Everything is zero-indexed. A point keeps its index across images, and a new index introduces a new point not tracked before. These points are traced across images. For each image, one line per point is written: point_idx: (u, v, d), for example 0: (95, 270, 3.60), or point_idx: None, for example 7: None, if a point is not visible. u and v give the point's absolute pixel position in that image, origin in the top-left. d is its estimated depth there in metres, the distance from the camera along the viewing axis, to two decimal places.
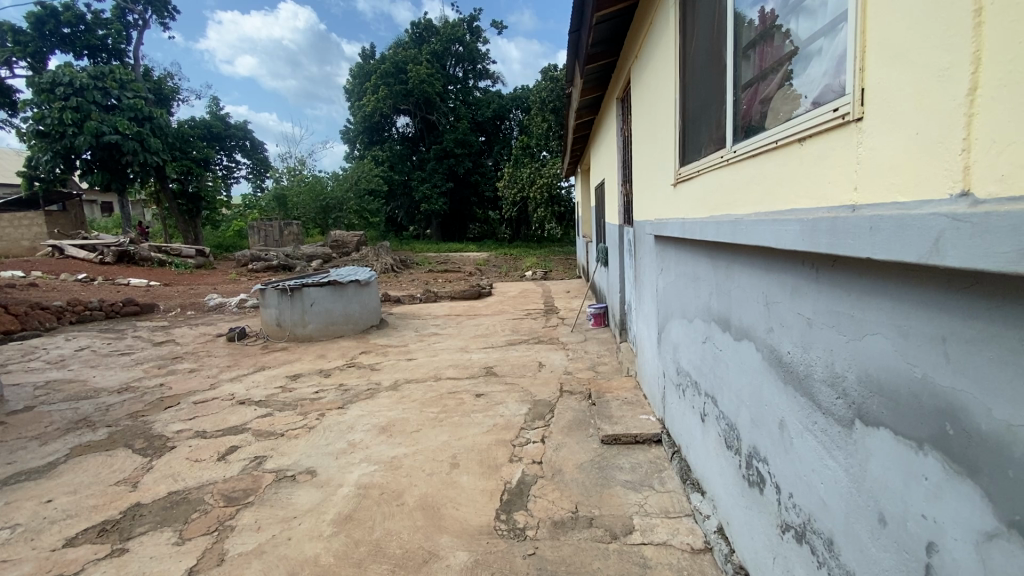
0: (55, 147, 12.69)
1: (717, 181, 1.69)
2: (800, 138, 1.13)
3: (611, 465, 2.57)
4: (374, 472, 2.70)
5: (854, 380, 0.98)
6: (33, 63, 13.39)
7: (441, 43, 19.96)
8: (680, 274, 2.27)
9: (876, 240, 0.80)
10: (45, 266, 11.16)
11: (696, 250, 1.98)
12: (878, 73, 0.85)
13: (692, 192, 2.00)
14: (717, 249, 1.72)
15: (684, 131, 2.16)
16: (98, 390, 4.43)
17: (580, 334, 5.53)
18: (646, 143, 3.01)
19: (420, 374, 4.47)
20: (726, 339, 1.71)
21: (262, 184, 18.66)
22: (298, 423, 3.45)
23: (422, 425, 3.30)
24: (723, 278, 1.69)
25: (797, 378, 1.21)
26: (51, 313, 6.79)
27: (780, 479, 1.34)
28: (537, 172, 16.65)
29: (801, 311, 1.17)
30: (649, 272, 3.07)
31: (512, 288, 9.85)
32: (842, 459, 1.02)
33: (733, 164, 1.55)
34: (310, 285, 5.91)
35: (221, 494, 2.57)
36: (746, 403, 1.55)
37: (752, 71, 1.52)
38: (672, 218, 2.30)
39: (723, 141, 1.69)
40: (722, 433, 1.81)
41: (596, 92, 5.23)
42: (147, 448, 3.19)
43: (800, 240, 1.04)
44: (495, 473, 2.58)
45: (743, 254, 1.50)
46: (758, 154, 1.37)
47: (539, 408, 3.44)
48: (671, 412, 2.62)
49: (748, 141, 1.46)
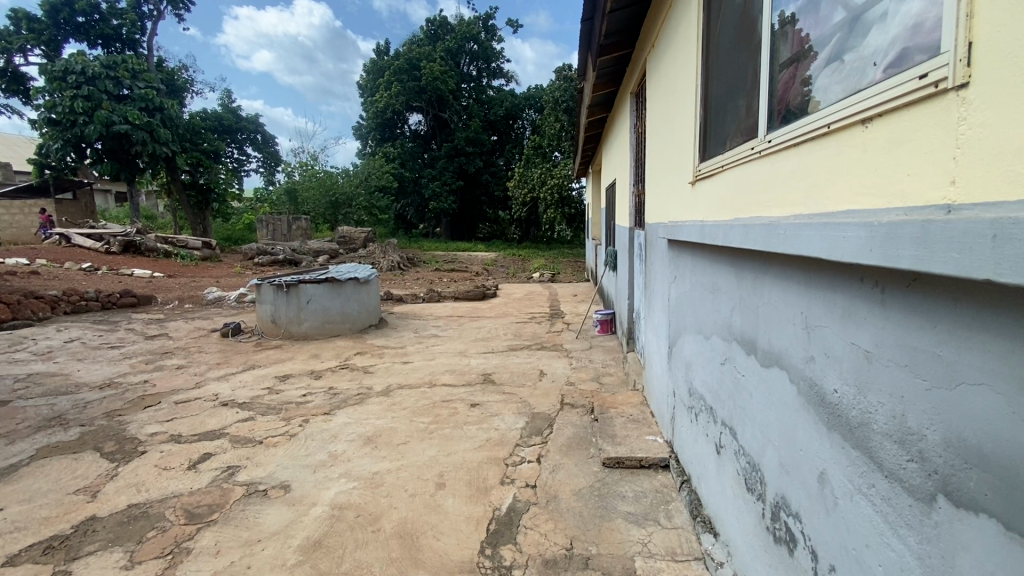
0: (66, 135, 12.65)
1: (744, 178, 1.44)
2: (864, 119, 0.87)
3: (612, 493, 2.31)
4: (353, 490, 2.47)
5: (937, 441, 0.73)
6: (47, 51, 13.40)
7: (455, 40, 19.76)
8: (697, 284, 2.01)
9: (1003, 256, 0.55)
10: (51, 254, 11.12)
11: (716, 257, 1.73)
12: (996, 18, 0.61)
13: (713, 191, 1.75)
14: (743, 258, 1.47)
15: (706, 124, 1.91)
16: (80, 385, 4.25)
17: (585, 341, 5.26)
18: (662, 137, 2.74)
19: (413, 379, 4.22)
20: (751, 362, 1.45)
21: (273, 178, 18.65)
22: (278, 430, 3.23)
23: (410, 437, 3.06)
24: (748, 292, 1.45)
25: (847, 426, 0.96)
26: (45, 303, 6.67)
27: (816, 544, 1.09)
28: (548, 173, 16.40)
29: (856, 340, 0.92)
30: (660, 280, 2.81)
31: (518, 290, 9.59)
32: (914, 542, 0.78)
33: (767, 157, 1.29)
34: (307, 281, 5.71)
35: (184, 509, 2.36)
36: (774, 443, 1.30)
37: (787, 52, 1.27)
38: (688, 220, 2.04)
39: (755, 130, 1.43)
40: (740, 470, 1.57)
41: (609, 88, 4.98)
42: (115, 453, 2.98)
43: (866, 250, 0.79)
44: (483, 498, 2.34)
45: (774, 263, 1.25)
46: (803, 143, 1.11)
47: (538, 422, 3.19)
48: (681, 435, 2.36)
49: (787, 129, 1.21)
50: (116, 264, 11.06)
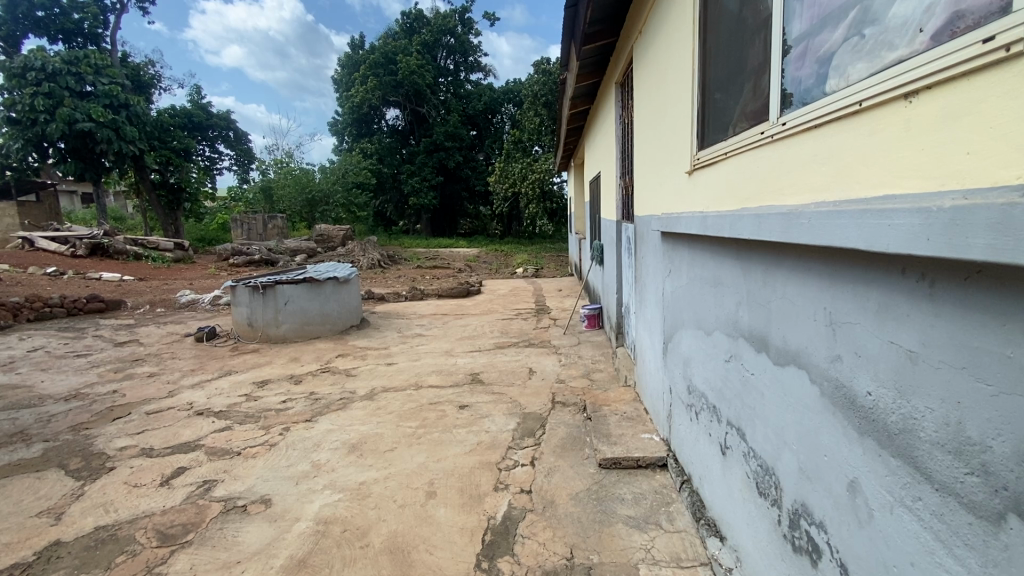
0: (27, 134, 12.10)
1: (752, 165, 1.36)
2: (905, 95, 0.79)
3: (611, 496, 2.23)
4: (338, 502, 2.35)
5: (1006, 453, 0.65)
6: (4, 46, 12.78)
7: (432, 33, 19.47)
8: (696, 277, 1.93)
9: None
10: (13, 258, 10.65)
11: (719, 250, 1.65)
12: None
13: (714, 180, 1.67)
14: (751, 251, 1.39)
15: (704, 110, 1.82)
16: (44, 398, 4.01)
17: (573, 337, 5.19)
18: (652, 127, 2.65)
19: (398, 381, 4.09)
20: (762, 360, 1.37)
21: (247, 176, 18.19)
22: (257, 440, 3.07)
23: (397, 443, 2.93)
24: (757, 286, 1.37)
25: (883, 431, 0.88)
26: (6, 310, 6.35)
27: (846, 556, 1.01)
28: (529, 168, 16.32)
29: (895, 338, 0.84)
30: (653, 275, 2.73)
31: (502, 286, 9.48)
32: (975, 564, 0.70)
33: (781, 142, 1.20)
34: (284, 282, 5.51)
35: (156, 530, 2.20)
36: (792, 446, 1.22)
37: (799, 29, 1.17)
38: (685, 212, 1.96)
39: (763, 113, 1.34)
40: (749, 472, 1.49)
41: (592, 78, 4.89)
42: (82, 470, 2.80)
43: (921, 238, 0.70)
44: (477, 506, 2.23)
45: (790, 254, 1.17)
46: (823, 126, 1.03)
47: (529, 422, 3.10)
48: (680, 434, 2.28)
49: (803, 110, 1.12)
50: (83, 267, 10.63)
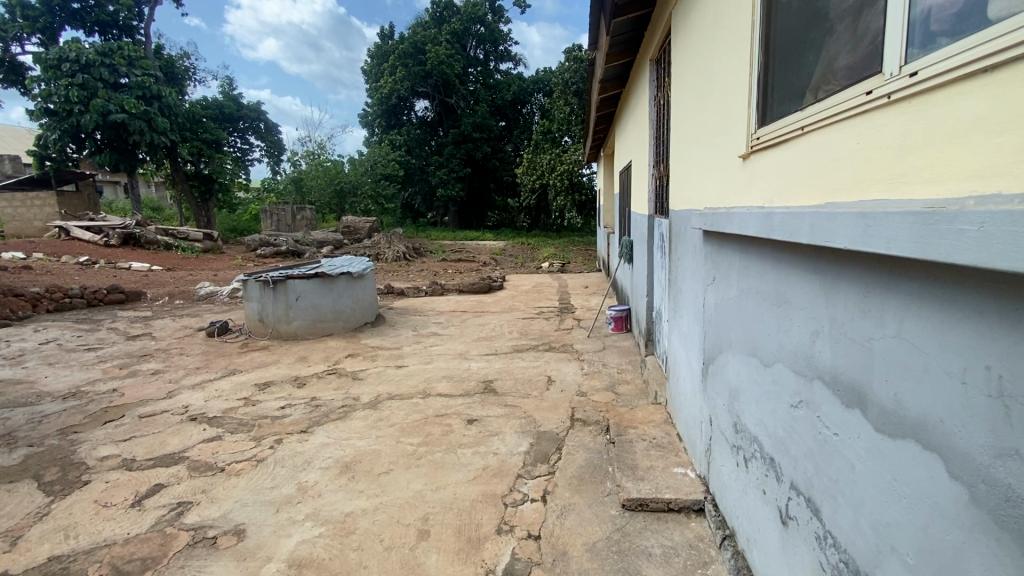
0: (63, 126, 12.32)
1: (847, 142, 0.95)
2: None
3: (635, 549, 1.85)
4: (317, 539, 2.04)
5: None
6: (44, 39, 12.96)
7: (461, 22, 19.07)
8: (750, 291, 1.53)
9: None
10: (48, 247, 10.84)
11: (787, 259, 1.24)
12: None
13: (781, 165, 1.26)
14: (843, 265, 0.99)
15: (767, 74, 1.40)
16: (43, 395, 3.86)
17: (598, 341, 4.77)
18: (695, 104, 2.22)
19: (406, 388, 3.78)
20: (852, 420, 0.97)
21: (278, 166, 18.26)
22: (245, 454, 2.81)
23: (394, 464, 2.62)
24: (850, 316, 0.97)
25: None
26: (26, 301, 6.35)
27: None
28: (558, 159, 15.88)
29: None
30: (691, 280, 2.33)
31: (526, 282, 9.09)
32: None
33: (901, 105, 0.80)
34: (295, 276, 5.28)
35: (110, 565, 1.94)
36: (904, 558, 0.83)
37: None
38: (738, 208, 1.55)
39: (870, 63, 0.91)
40: (823, 562, 1.10)
41: (623, 58, 4.45)
42: (55, 483, 2.58)
43: None
44: (474, 554, 1.89)
45: (914, 275, 0.78)
46: (996, 68, 0.62)
47: (544, 444, 2.74)
48: (721, 477, 1.88)
49: (945, 52, 0.72)
50: (114, 257, 10.76)
